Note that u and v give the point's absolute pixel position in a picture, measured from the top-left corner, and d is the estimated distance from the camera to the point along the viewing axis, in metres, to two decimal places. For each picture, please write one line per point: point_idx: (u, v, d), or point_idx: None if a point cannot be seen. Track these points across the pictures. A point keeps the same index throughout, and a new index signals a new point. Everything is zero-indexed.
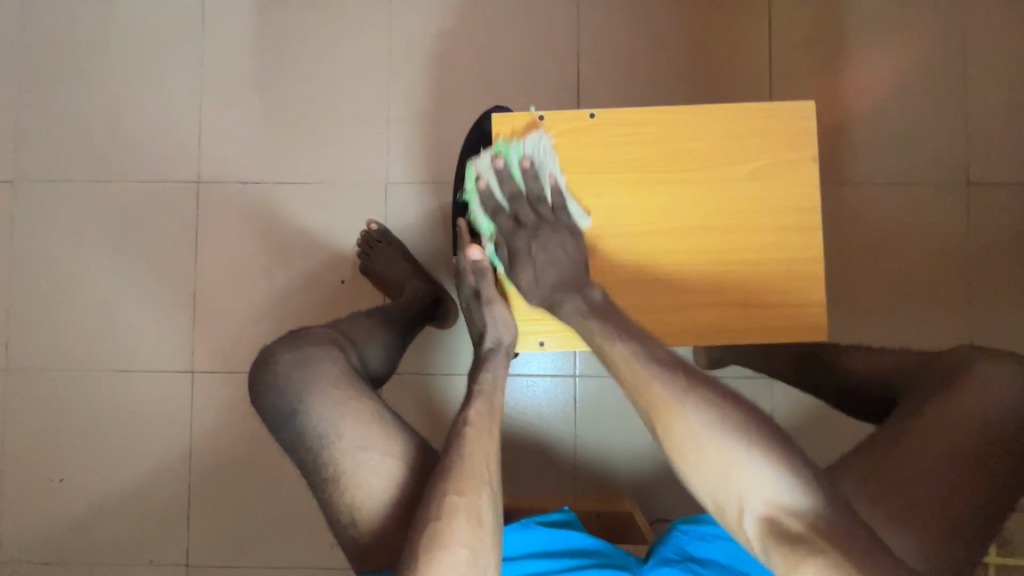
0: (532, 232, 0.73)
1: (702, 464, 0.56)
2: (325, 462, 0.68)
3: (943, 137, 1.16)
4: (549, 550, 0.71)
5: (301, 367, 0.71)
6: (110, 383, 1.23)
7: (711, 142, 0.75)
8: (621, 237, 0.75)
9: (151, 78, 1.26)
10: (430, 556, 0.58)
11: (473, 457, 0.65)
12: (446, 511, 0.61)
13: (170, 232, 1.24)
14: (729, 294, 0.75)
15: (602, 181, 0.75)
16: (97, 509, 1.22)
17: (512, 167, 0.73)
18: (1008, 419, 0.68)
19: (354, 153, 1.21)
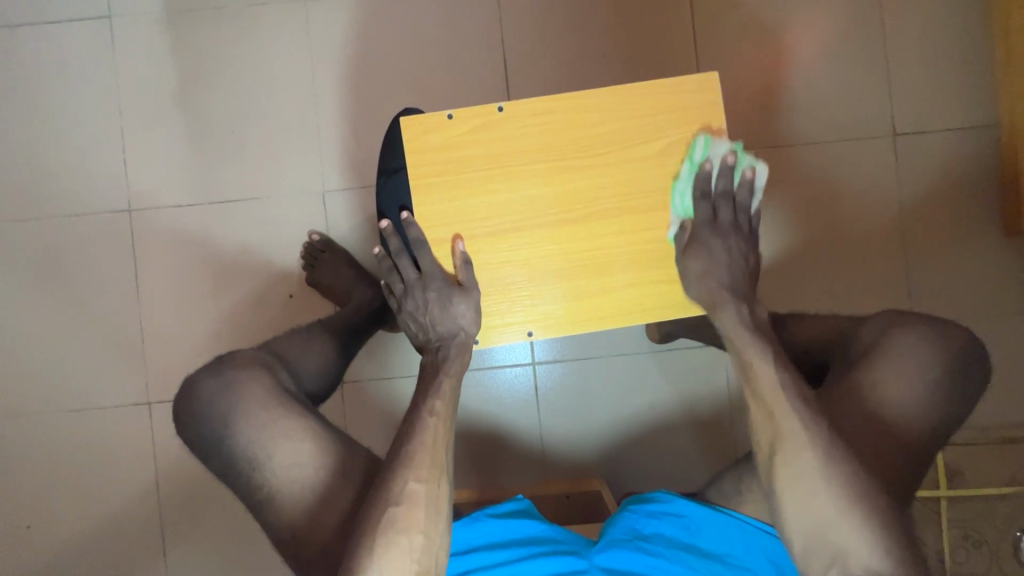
0: (718, 230, 0.74)
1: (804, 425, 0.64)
2: (259, 483, 0.72)
3: (866, 90, 1.18)
4: (500, 540, 0.73)
5: (224, 393, 0.74)
6: (66, 425, 1.21)
7: (621, 122, 0.75)
8: (543, 226, 0.76)
9: (68, 109, 1.22)
10: (388, 539, 0.61)
11: (430, 444, 0.66)
12: (408, 498, 0.63)
13: (107, 265, 1.21)
14: (654, 267, 0.77)
15: (519, 172, 0.75)
16: (69, 552, 1.20)
17: (740, 169, 0.73)
18: (921, 386, 0.71)
19: (289, 165, 1.19)
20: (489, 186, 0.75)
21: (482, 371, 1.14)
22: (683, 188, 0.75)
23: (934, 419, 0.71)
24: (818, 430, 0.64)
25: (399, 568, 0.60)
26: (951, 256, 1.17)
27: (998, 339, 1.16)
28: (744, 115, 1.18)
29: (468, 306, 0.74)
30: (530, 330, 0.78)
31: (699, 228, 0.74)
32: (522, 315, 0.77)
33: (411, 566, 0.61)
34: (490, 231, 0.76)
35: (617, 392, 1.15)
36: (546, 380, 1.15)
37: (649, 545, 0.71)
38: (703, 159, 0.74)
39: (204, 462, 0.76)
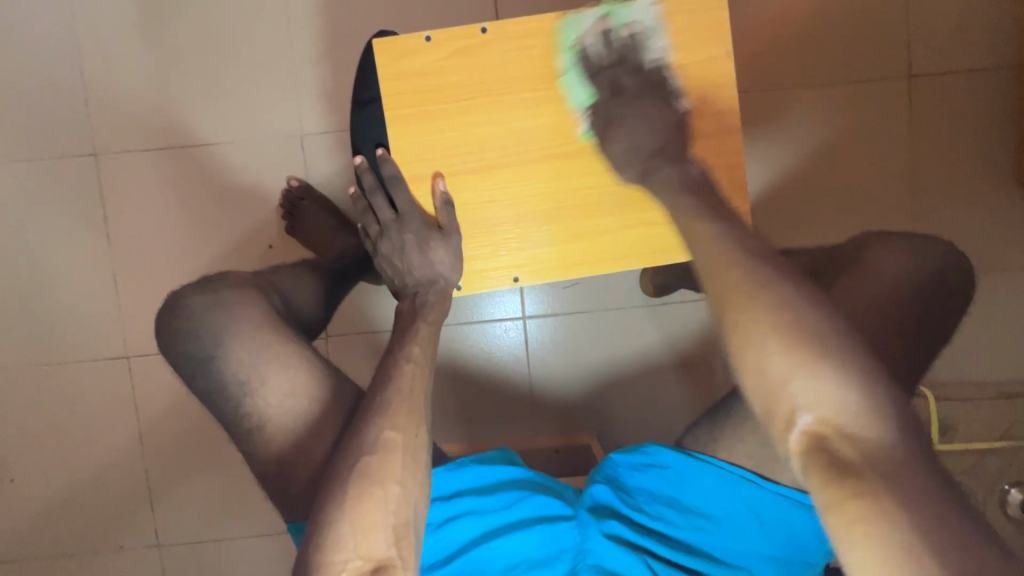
0: (635, 97, 0.66)
1: (790, 387, 0.50)
2: (247, 412, 0.68)
3: (883, 25, 1.10)
4: (487, 486, 0.70)
5: (215, 313, 0.70)
6: (43, 378, 1.18)
7: (614, 48, 0.68)
8: (530, 162, 0.70)
9: (22, 42, 1.12)
10: (361, 490, 0.57)
11: (408, 391, 0.62)
12: (383, 447, 0.59)
13: (75, 213, 1.15)
14: (648, 210, 0.72)
15: (504, 103, 0.69)
16: (55, 505, 1.20)
17: (620, 36, 0.67)
18: (902, 307, 0.68)
19: (262, 105, 1.11)
20: (470, 118, 0.69)
21: (469, 324, 1.11)
22: (571, 79, 0.68)
23: (925, 330, 0.68)
24: (809, 394, 0.50)
25: (376, 521, 0.56)
26: (960, 206, 1.12)
27: (1000, 294, 1.12)
28: (750, 52, 1.10)
29: (450, 249, 0.70)
30: (515, 276, 0.73)
31: (627, 97, 0.66)
32: (506, 261, 0.73)
33: (389, 520, 0.56)
34: (472, 169, 0.70)
35: (604, 343, 1.12)
36: (537, 333, 1.11)
37: (627, 499, 0.70)
38: (626, 25, 0.67)
39: (187, 382, 0.71)
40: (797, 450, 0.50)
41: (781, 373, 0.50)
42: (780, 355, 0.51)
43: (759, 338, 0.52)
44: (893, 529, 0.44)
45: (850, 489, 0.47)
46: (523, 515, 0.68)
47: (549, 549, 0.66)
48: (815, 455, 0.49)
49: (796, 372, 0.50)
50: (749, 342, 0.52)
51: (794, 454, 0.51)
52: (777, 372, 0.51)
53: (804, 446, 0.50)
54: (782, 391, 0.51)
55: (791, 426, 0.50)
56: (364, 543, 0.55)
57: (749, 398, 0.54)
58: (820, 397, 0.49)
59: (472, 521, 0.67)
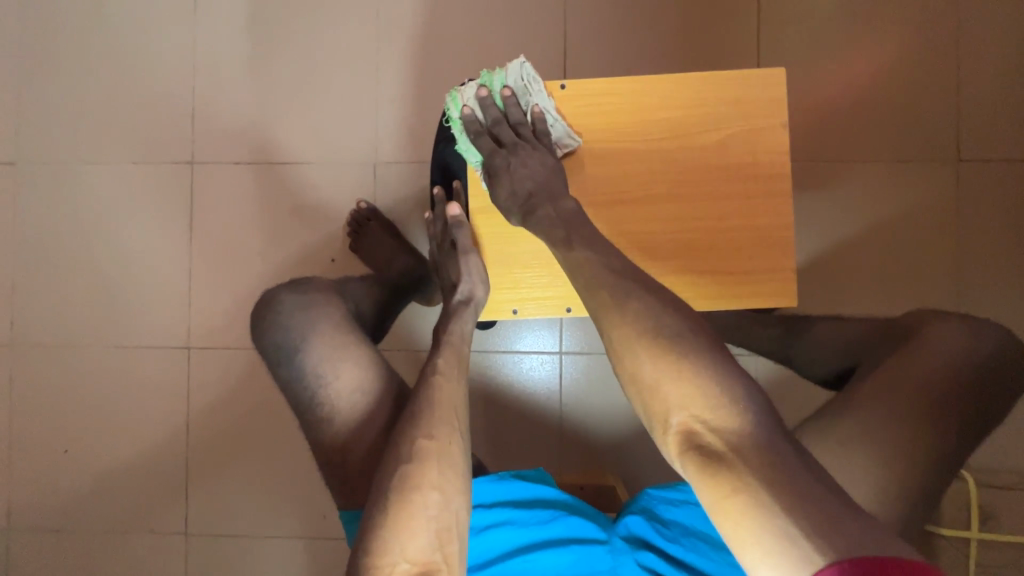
0: (509, 155, 0.74)
1: (661, 393, 0.53)
2: (320, 401, 0.74)
3: (932, 110, 1.15)
4: (524, 500, 0.74)
5: (303, 311, 0.78)
6: (109, 359, 1.27)
7: (676, 109, 0.75)
8: (592, 206, 0.76)
9: (145, 60, 1.28)
10: (403, 493, 0.58)
11: (440, 402, 0.65)
12: (416, 455, 0.61)
13: (164, 211, 1.27)
14: (702, 260, 0.76)
15: (573, 151, 0.76)
16: (99, 481, 1.26)
17: (493, 95, 0.76)
18: (954, 385, 0.68)
19: (345, 134, 1.23)
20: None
21: (508, 354, 1.15)
22: (464, 142, 0.78)
23: (978, 412, 0.68)
24: (676, 396, 0.52)
25: (417, 525, 0.57)
26: (1005, 290, 1.13)
27: None
28: (801, 125, 1.16)
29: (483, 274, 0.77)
30: (568, 308, 0.78)
31: (510, 148, 0.74)
32: (561, 292, 0.78)
33: (431, 525, 0.57)
34: None
35: None
36: (571, 369, 1.15)
37: (661, 531, 0.70)
38: (504, 85, 0.76)
39: (269, 372, 0.78)
40: (675, 452, 0.51)
41: (656, 378, 0.54)
42: (649, 361, 0.54)
43: (635, 354, 0.55)
44: (766, 517, 0.44)
45: (721, 484, 0.47)
46: (556, 534, 0.70)
47: (582, 570, 0.67)
48: (692, 453, 0.50)
49: (665, 379, 0.53)
50: (629, 359, 0.56)
51: (675, 457, 0.52)
52: (641, 382, 0.55)
53: (679, 446, 0.51)
54: (658, 396, 0.53)
55: (666, 428, 0.52)
56: (409, 548, 0.55)
57: (636, 410, 0.56)
58: (689, 398, 0.52)
59: (509, 532, 0.70)
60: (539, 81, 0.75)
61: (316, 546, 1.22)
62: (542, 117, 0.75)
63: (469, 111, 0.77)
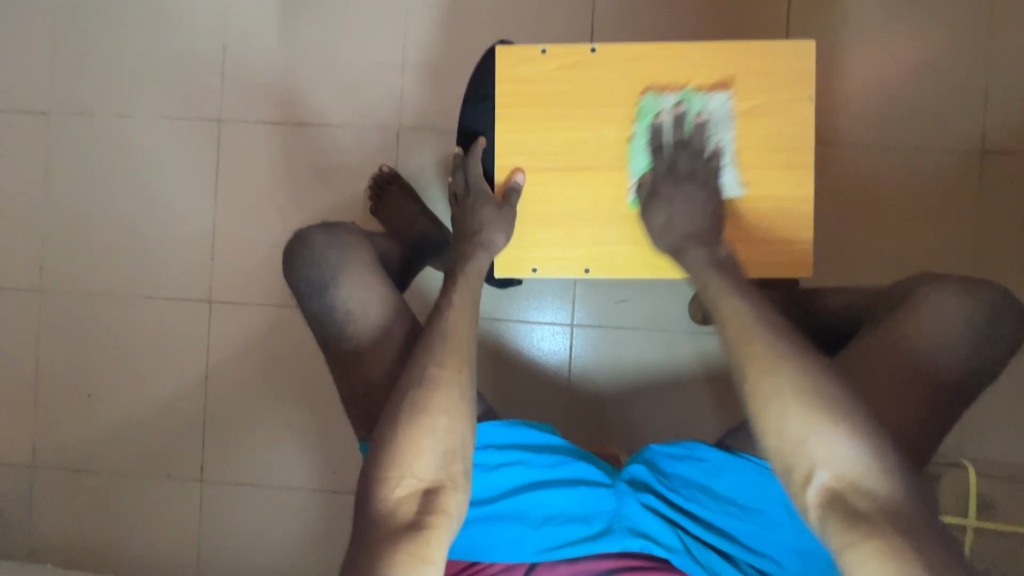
0: (677, 182, 0.74)
1: (804, 442, 0.56)
2: (349, 336, 0.78)
3: (958, 100, 1.14)
4: (532, 445, 0.75)
5: (335, 250, 0.82)
6: (133, 310, 1.31)
7: (704, 77, 0.76)
8: (617, 170, 0.77)
9: (177, 17, 1.30)
10: (412, 417, 0.62)
11: (453, 338, 0.67)
12: (427, 381, 0.64)
13: (191, 167, 1.30)
14: (720, 226, 0.77)
15: (600, 114, 0.77)
16: (120, 426, 1.31)
17: (689, 117, 0.76)
18: (954, 349, 0.70)
19: (370, 99, 1.25)
20: (569, 124, 0.78)
21: (521, 323, 1.18)
22: (637, 148, 0.77)
23: (976, 375, 0.70)
24: (818, 449, 0.55)
25: (425, 447, 0.61)
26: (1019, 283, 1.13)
27: None
28: (825, 109, 1.16)
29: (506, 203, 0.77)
30: (587, 268, 0.79)
31: (678, 176, 0.74)
32: (580, 252, 0.79)
33: (437, 447, 0.62)
34: (564, 166, 0.78)
35: (648, 360, 1.16)
36: (582, 340, 1.17)
37: (663, 479, 0.73)
38: (700, 111, 0.76)
39: (299, 306, 0.82)
40: (814, 503, 0.55)
41: (819, 451, 0.55)
42: (796, 411, 0.56)
43: (779, 404, 0.57)
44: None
45: (866, 539, 0.51)
46: (564, 476, 0.73)
47: (587, 508, 0.71)
48: (835, 509, 0.54)
49: (813, 431, 0.55)
50: (771, 407, 0.57)
51: (813, 509, 0.55)
52: (777, 429, 0.57)
53: (818, 500, 0.55)
54: (801, 450, 0.56)
55: (806, 479, 0.55)
56: (417, 465, 0.61)
57: (771, 453, 0.58)
58: (831, 453, 0.55)
59: (518, 471, 0.73)
60: (735, 123, 0.76)
61: (325, 499, 1.26)
62: (721, 156, 0.76)
63: (661, 123, 0.76)
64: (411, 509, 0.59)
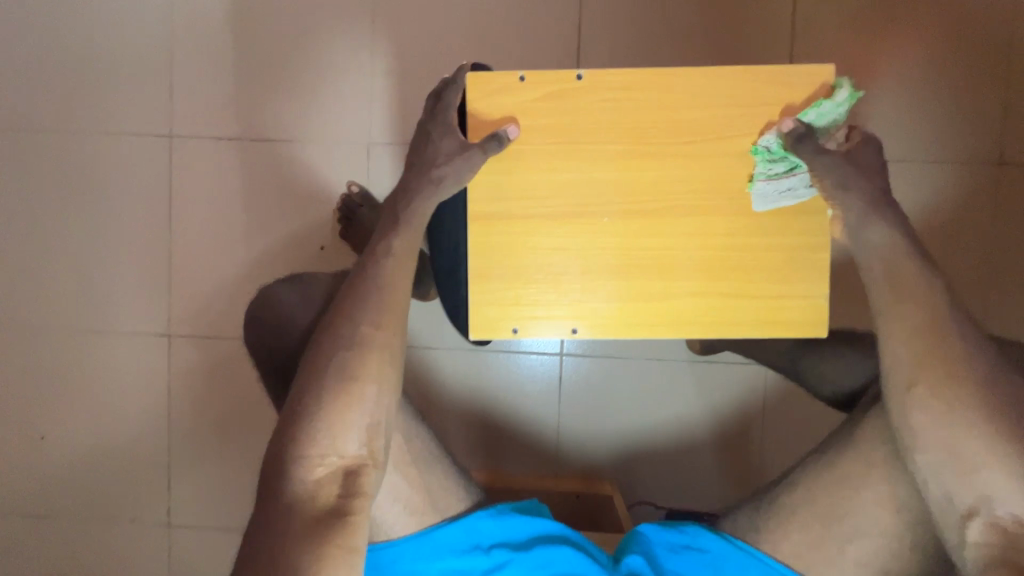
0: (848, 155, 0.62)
1: (980, 475, 0.51)
2: None
3: (980, 107, 1.05)
4: (523, 538, 0.71)
5: (294, 307, 0.77)
6: (86, 345, 1.21)
7: (706, 108, 0.67)
8: (606, 216, 0.68)
9: (117, 19, 1.16)
10: (337, 388, 0.57)
11: (388, 293, 0.60)
12: (358, 343, 0.58)
13: (141, 187, 1.18)
14: (723, 280, 0.68)
15: (587, 152, 0.68)
16: (79, 469, 1.22)
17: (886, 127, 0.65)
18: None
19: (336, 110, 1.13)
20: (555, 163, 0.68)
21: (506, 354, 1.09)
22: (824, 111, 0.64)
23: None
24: (999, 487, 0.51)
25: (351, 421, 0.57)
26: None
27: None
28: None
29: (463, 156, 0.65)
30: (575, 328, 0.70)
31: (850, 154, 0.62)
32: (567, 310, 0.70)
33: (363, 421, 0.57)
34: (548, 212, 0.69)
35: (642, 395, 1.08)
36: (572, 373, 1.09)
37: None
38: None
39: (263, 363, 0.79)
40: (971, 537, 0.52)
41: (992, 487, 0.51)
42: (978, 442, 0.51)
43: (955, 426, 0.52)
44: None
45: None
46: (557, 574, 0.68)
47: None
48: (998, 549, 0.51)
49: (991, 465, 0.51)
50: (928, 414, 0.53)
51: (966, 543, 0.53)
52: (944, 447, 0.53)
53: (979, 536, 0.52)
54: (968, 481, 0.52)
55: (967, 511, 0.52)
56: (339, 442, 0.57)
57: (925, 473, 0.54)
58: (1013, 494, 0.51)
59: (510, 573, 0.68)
60: None
61: None
62: None
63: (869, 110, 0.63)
64: (332, 490, 0.56)
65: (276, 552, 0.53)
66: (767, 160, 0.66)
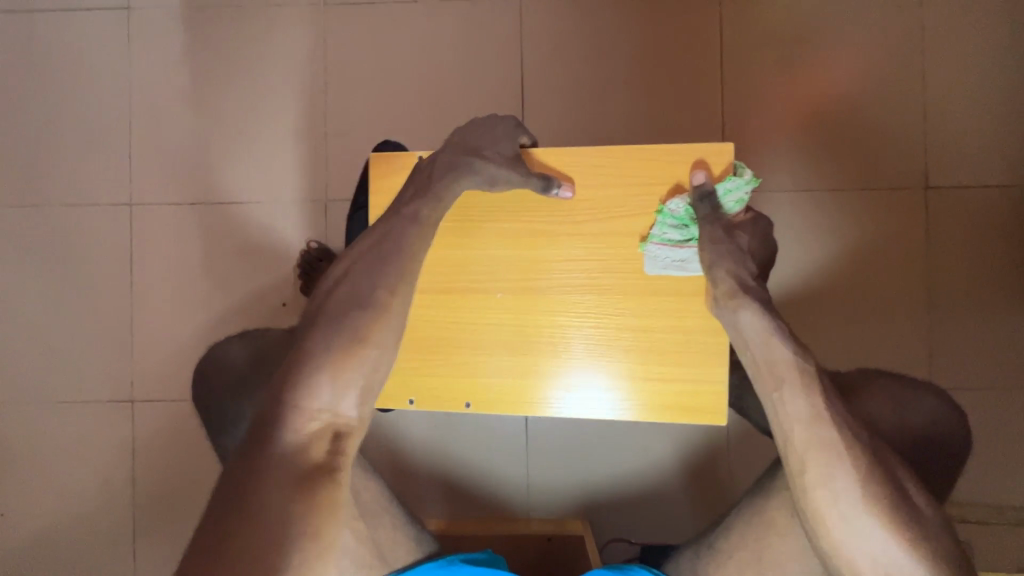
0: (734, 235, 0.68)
1: (874, 554, 0.54)
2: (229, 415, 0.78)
3: (899, 137, 1.12)
4: None
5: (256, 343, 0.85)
6: (47, 415, 1.20)
7: (612, 186, 0.74)
8: (500, 299, 0.76)
9: (78, 95, 1.20)
10: (344, 344, 0.53)
11: (408, 258, 0.59)
12: (373, 305, 0.55)
13: (102, 254, 1.19)
14: (616, 354, 0.74)
15: (489, 235, 0.76)
16: (40, 543, 1.19)
17: (765, 225, 0.77)
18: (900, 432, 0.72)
19: (292, 171, 1.17)
20: (455, 240, 0.76)
21: None
22: (731, 187, 0.69)
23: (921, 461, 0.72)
24: (894, 562, 0.54)
25: (352, 379, 0.53)
26: (973, 319, 1.11)
27: (1012, 410, 1.10)
28: (765, 155, 1.13)
29: (509, 166, 0.68)
30: (467, 403, 0.77)
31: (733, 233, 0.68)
32: (461, 386, 0.77)
33: (362, 382, 0.54)
34: (449, 291, 0.77)
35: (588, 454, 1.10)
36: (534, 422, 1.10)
37: None
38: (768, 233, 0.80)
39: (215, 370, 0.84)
40: None
41: (883, 562, 0.54)
42: (872, 522, 0.54)
43: (848, 512, 0.54)
44: None
45: None
46: None
47: None
48: None
49: (884, 543, 0.54)
50: (828, 501, 0.55)
51: None
52: (841, 527, 0.55)
53: None
54: (866, 558, 0.54)
55: None
56: (336, 399, 0.52)
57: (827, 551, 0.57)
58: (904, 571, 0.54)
59: None
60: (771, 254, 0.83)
61: None
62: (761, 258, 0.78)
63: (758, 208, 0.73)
64: (322, 445, 0.51)
65: (251, 486, 0.47)
66: (666, 225, 0.72)
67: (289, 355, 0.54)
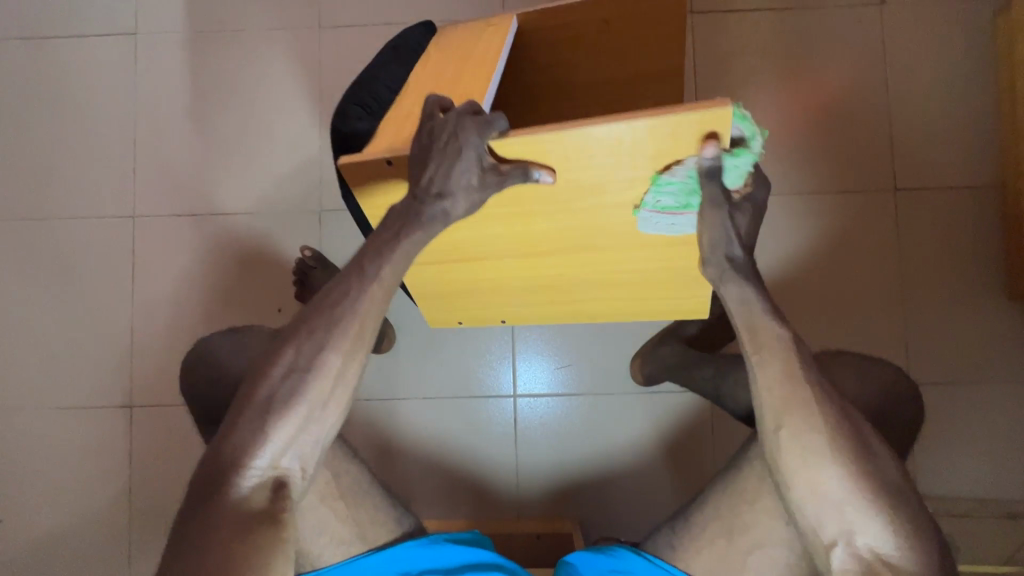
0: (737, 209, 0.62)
1: (841, 511, 0.58)
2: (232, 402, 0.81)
3: (866, 141, 1.18)
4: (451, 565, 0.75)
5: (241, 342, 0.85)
6: (46, 421, 1.22)
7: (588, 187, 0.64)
8: (514, 271, 0.82)
9: (85, 114, 1.26)
10: (283, 408, 0.57)
11: (358, 320, 0.59)
12: (316, 367, 0.58)
13: (104, 265, 1.24)
14: (621, 292, 0.87)
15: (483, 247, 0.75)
16: (36, 549, 1.21)
17: None
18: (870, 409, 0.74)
19: (288, 182, 1.22)
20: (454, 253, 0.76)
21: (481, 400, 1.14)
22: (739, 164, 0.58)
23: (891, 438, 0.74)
24: (855, 517, 0.58)
25: (293, 439, 0.57)
26: (947, 313, 1.14)
27: (990, 401, 1.12)
28: None
29: (476, 191, 0.60)
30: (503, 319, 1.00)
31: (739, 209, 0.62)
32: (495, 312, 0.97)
33: (305, 438, 0.58)
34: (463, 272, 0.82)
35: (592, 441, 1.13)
36: (539, 414, 1.13)
37: None
38: None
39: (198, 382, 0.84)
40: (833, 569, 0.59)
41: (847, 519, 0.58)
42: (836, 478, 0.58)
43: (821, 472, 0.59)
44: None
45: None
46: None
47: None
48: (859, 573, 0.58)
49: (850, 500, 0.58)
50: (806, 467, 0.59)
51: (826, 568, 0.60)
52: (816, 491, 0.59)
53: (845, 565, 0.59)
54: (835, 516, 0.59)
55: (827, 543, 0.59)
56: (279, 456, 0.57)
57: (797, 512, 0.61)
58: (868, 528, 0.58)
59: None
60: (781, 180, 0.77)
61: None
62: None
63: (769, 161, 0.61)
64: (262, 498, 0.56)
65: (197, 545, 0.54)
66: (661, 193, 0.62)
67: (233, 417, 0.58)
